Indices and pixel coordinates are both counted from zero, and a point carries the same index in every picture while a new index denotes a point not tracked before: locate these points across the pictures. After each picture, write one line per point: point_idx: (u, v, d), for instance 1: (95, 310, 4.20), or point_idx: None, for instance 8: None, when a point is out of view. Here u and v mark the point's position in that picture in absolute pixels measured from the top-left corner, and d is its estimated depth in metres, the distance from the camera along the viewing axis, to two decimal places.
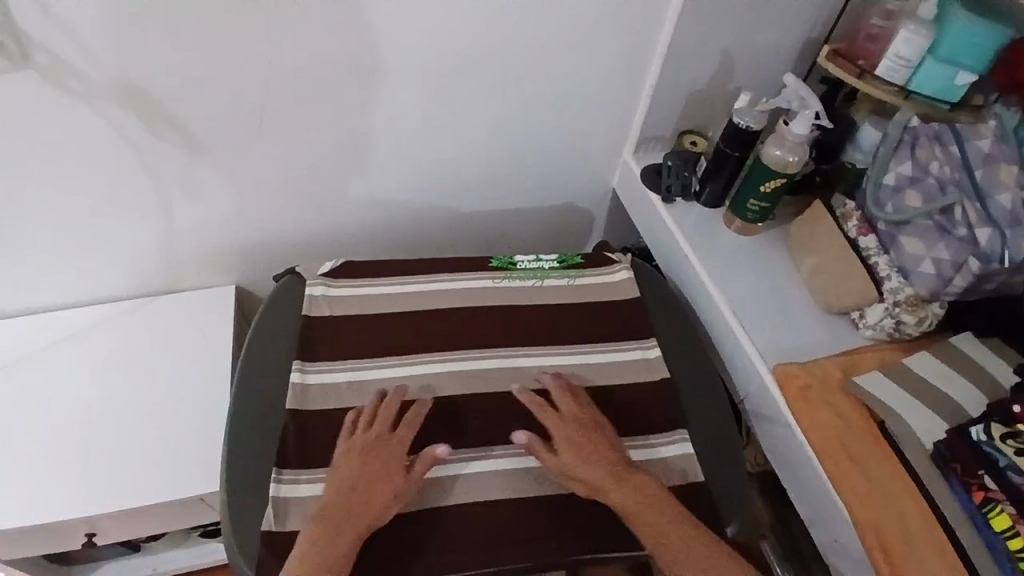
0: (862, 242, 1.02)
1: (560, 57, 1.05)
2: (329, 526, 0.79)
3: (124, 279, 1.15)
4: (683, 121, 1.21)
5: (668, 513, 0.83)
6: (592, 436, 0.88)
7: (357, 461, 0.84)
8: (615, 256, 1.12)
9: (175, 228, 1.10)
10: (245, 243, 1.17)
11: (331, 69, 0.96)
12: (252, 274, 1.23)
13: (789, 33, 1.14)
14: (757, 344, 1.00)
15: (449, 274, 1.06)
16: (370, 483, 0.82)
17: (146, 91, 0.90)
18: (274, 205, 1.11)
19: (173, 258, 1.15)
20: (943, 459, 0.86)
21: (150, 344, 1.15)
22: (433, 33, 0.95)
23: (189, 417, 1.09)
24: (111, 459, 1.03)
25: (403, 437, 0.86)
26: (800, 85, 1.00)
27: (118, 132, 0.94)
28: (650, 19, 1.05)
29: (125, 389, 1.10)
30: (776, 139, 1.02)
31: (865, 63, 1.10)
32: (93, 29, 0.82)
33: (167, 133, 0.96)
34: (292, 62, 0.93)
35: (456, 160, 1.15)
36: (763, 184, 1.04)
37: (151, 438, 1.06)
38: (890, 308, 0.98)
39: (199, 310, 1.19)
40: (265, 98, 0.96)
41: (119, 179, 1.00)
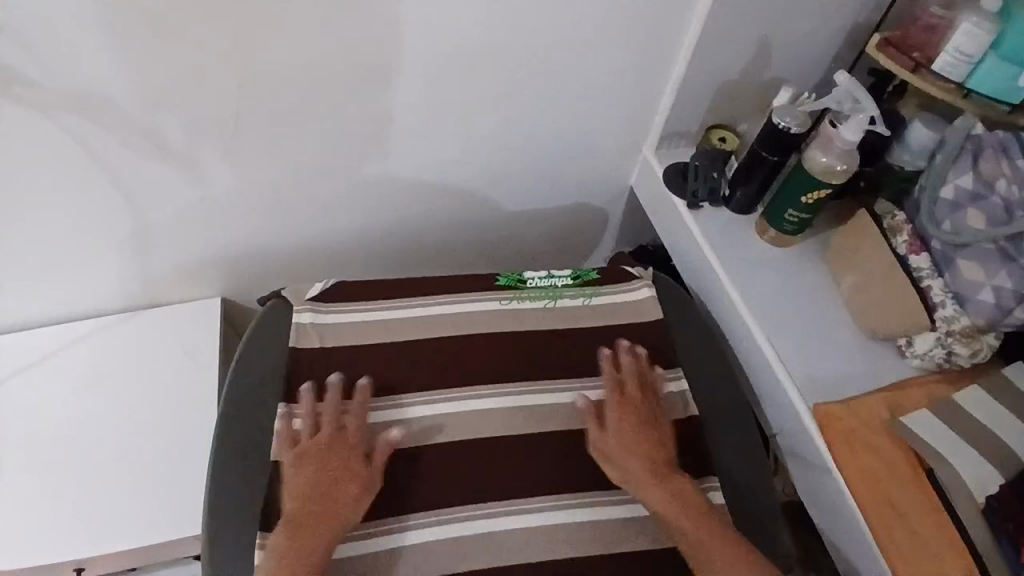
0: (913, 261, 0.91)
1: (578, 51, 0.93)
2: (292, 542, 0.74)
3: (95, 297, 1.04)
4: (711, 115, 1.09)
5: (706, 521, 0.79)
6: (646, 429, 0.86)
7: (314, 464, 0.79)
8: (636, 271, 1.02)
9: (150, 242, 0.99)
10: (230, 253, 1.05)
11: (316, 65, 0.83)
12: (238, 286, 1.11)
13: (834, 19, 1.01)
14: (792, 375, 0.91)
15: (450, 295, 0.95)
16: (333, 486, 0.77)
17: (106, 95, 0.78)
18: (258, 214, 1.00)
19: (149, 272, 1.03)
20: (995, 514, 0.77)
21: (130, 366, 1.05)
22: (432, 24, 0.83)
23: (176, 444, 1.01)
24: (97, 493, 0.97)
25: (353, 432, 0.82)
26: (853, 84, 0.87)
27: (81, 142, 0.82)
28: (680, 7, 0.93)
29: (101, 417, 1.01)
30: (821, 143, 0.91)
31: (920, 56, 0.98)
32: (35, 26, 0.70)
33: (136, 142, 0.84)
34: (270, 59, 0.80)
35: (463, 160, 1.03)
36: (803, 196, 0.93)
37: (134, 472, 0.98)
38: (942, 338, 0.88)
39: (183, 323, 1.08)
40: (241, 100, 0.84)
41: (81, 192, 0.88)
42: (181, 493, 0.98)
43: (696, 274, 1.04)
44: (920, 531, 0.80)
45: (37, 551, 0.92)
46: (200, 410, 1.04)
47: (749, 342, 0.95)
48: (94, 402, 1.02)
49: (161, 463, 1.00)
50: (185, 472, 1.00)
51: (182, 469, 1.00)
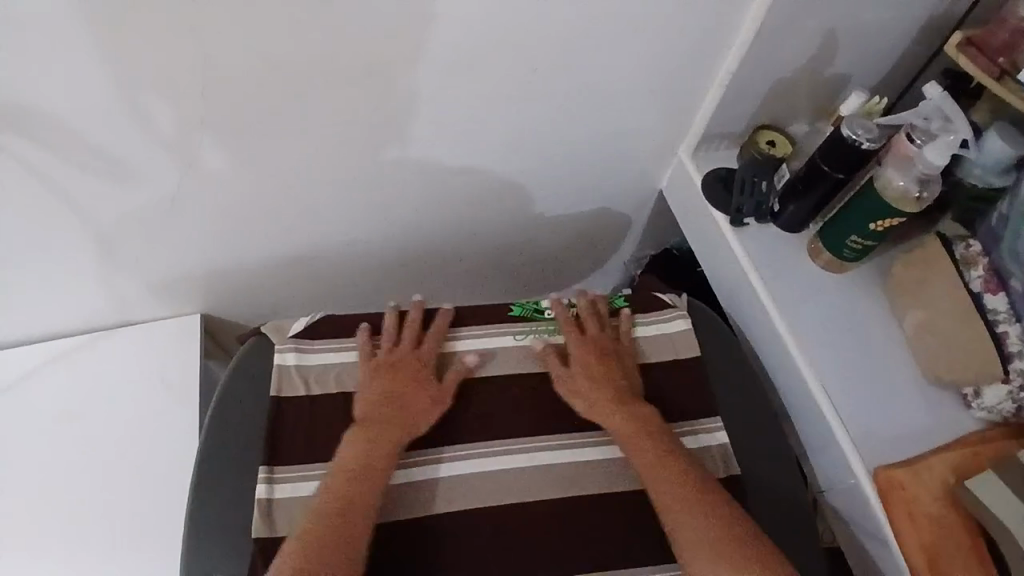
0: (988, 301, 0.81)
1: (609, 53, 0.80)
2: (367, 439, 0.77)
3: (59, 318, 0.94)
4: (758, 118, 0.96)
5: (662, 446, 0.79)
6: (605, 360, 0.86)
7: (389, 376, 0.83)
8: (670, 299, 0.96)
9: (117, 261, 0.87)
10: (216, 268, 0.94)
11: (302, 66, 0.69)
12: (223, 298, 1.00)
13: (910, 14, 0.88)
14: (847, 425, 0.81)
15: (464, 329, 0.90)
16: (408, 397, 0.81)
17: (44, 110, 0.65)
18: (244, 225, 0.87)
19: (115, 290, 0.92)
20: None
21: (98, 390, 0.96)
22: (440, 18, 0.69)
23: (157, 479, 0.92)
24: (68, 534, 0.88)
25: (431, 351, 0.86)
26: (947, 99, 0.75)
27: (31, 166, 0.70)
28: (730, 7, 0.79)
29: (70, 449, 0.93)
30: (897, 162, 0.78)
31: (1005, 63, 0.84)
32: None
33: (87, 160, 0.72)
34: (245, 59, 0.66)
35: (476, 166, 0.91)
36: (872, 222, 0.82)
37: (108, 510, 0.90)
38: (1014, 392, 0.78)
39: (159, 342, 0.99)
40: (214, 106, 0.70)
41: (34, 215, 0.77)
42: (162, 534, 0.90)
43: (737, 302, 0.94)
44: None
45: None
46: (182, 442, 0.95)
47: (797, 383, 0.86)
48: (60, 432, 0.94)
49: (137, 502, 0.91)
50: (168, 508, 0.91)
51: (161, 506, 0.90)
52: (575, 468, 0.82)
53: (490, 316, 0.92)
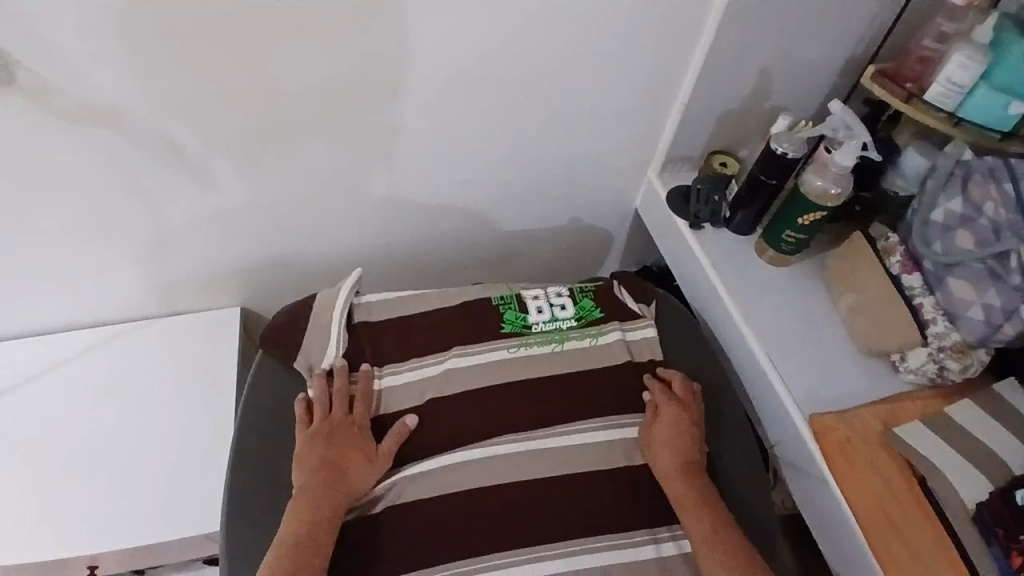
0: (906, 281, 0.95)
1: (584, 74, 1.00)
2: (315, 500, 0.88)
3: (123, 303, 1.12)
4: (713, 142, 1.15)
5: (717, 520, 0.91)
6: (685, 435, 0.99)
7: (325, 442, 0.93)
8: (639, 309, 1.12)
9: (178, 251, 1.06)
10: (258, 263, 1.13)
11: (348, 85, 0.91)
12: (258, 296, 1.19)
13: (834, 53, 1.07)
14: (789, 387, 0.95)
15: (462, 347, 1.04)
16: (345, 459, 0.92)
17: (141, 112, 0.85)
18: (285, 222, 1.07)
19: (169, 278, 1.10)
20: (985, 523, 0.80)
21: (148, 368, 1.12)
22: (451, 47, 0.90)
23: (189, 448, 1.06)
24: (114, 492, 1.02)
25: (362, 414, 0.97)
26: (847, 112, 0.93)
27: (120, 161, 0.90)
28: (681, 39, 0.99)
29: (122, 417, 1.07)
30: (817, 168, 0.96)
31: (914, 86, 1.03)
32: (82, 49, 0.77)
33: (164, 156, 0.92)
34: (303, 79, 0.88)
35: (479, 178, 1.11)
36: (800, 216, 0.98)
37: (151, 472, 1.04)
38: (934, 354, 0.92)
39: (200, 331, 1.16)
40: (274, 116, 0.91)
41: (115, 205, 0.96)
42: (196, 493, 1.03)
43: (697, 291, 1.11)
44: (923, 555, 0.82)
45: (48, 550, 0.96)
46: (217, 415, 1.09)
47: (745, 349, 1.01)
48: (115, 400, 1.09)
49: (173, 466, 1.05)
50: (203, 469, 1.05)
51: (199, 466, 1.05)
52: (563, 452, 0.97)
53: (480, 335, 1.05)
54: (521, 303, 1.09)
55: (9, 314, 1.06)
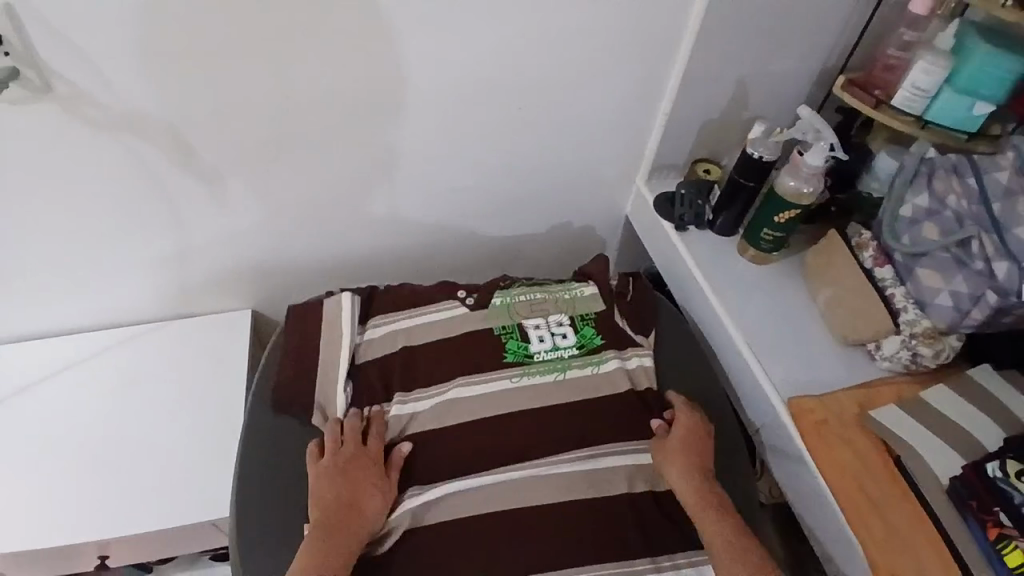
0: (878, 273, 1.01)
1: (571, 86, 1.07)
2: (328, 523, 0.88)
3: (142, 303, 1.19)
4: (696, 150, 1.21)
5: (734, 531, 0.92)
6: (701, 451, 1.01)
7: (341, 479, 0.93)
8: (639, 339, 1.13)
9: (194, 253, 1.14)
10: (268, 267, 1.20)
11: (352, 98, 0.99)
12: (268, 299, 1.26)
13: (807, 64, 1.13)
14: (770, 377, 1.00)
15: (463, 377, 1.05)
16: (359, 499, 0.92)
17: (165, 119, 0.94)
18: (294, 228, 1.15)
19: (187, 282, 1.18)
20: (960, 497, 0.84)
21: (164, 366, 1.18)
22: (445, 61, 0.98)
23: (201, 439, 1.12)
24: (128, 479, 1.07)
25: (377, 452, 0.97)
26: (814, 117, 0.99)
27: (143, 165, 0.98)
28: (660, 54, 1.07)
29: (139, 409, 1.14)
30: (790, 169, 1.02)
31: (881, 93, 1.08)
32: (111, 61, 0.85)
33: (184, 163, 1.00)
34: (311, 91, 0.96)
35: (476, 186, 1.18)
36: (776, 215, 1.04)
37: (165, 462, 1.09)
38: (907, 341, 0.96)
39: (214, 330, 1.23)
40: (284, 125, 0.99)
41: (137, 208, 1.04)
42: (206, 481, 1.09)
43: (685, 291, 1.16)
44: (912, 544, 0.85)
45: (66, 534, 1.02)
46: (227, 408, 1.15)
47: (728, 341, 1.07)
48: (133, 393, 1.15)
49: (186, 456, 1.10)
50: (214, 459, 1.11)
51: (210, 456, 1.11)
52: (566, 479, 0.98)
53: (482, 366, 1.06)
54: (522, 332, 1.10)
55: (39, 312, 1.14)
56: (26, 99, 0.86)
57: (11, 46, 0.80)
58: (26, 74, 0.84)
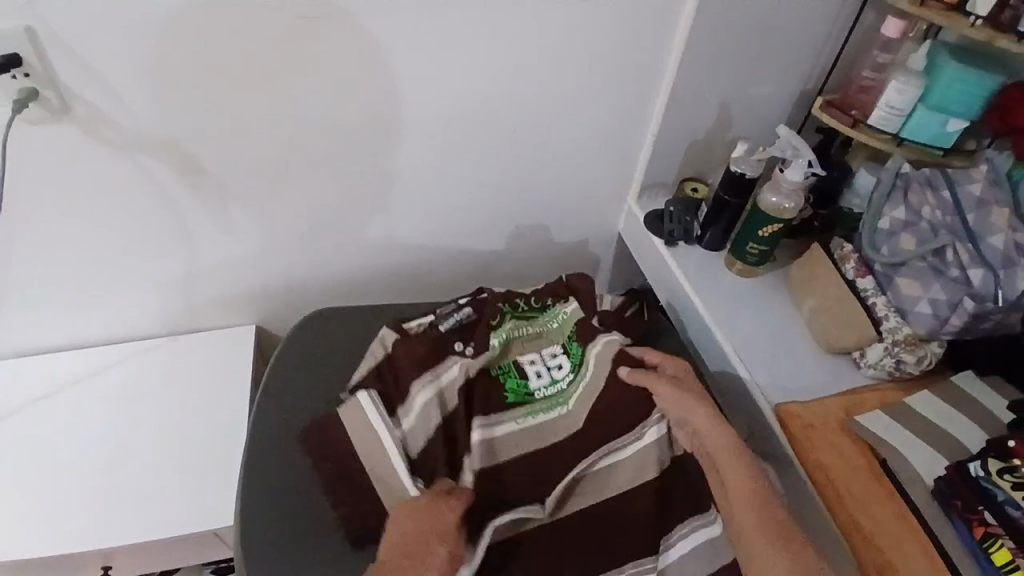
0: (860, 284, 1.04)
1: (563, 107, 1.12)
2: None
3: (150, 319, 1.23)
4: (684, 169, 1.26)
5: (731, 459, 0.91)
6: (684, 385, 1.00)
7: (411, 525, 0.86)
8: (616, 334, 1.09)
9: (200, 270, 1.18)
10: (271, 284, 1.24)
11: (355, 121, 1.04)
12: (271, 315, 1.30)
13: (787, 86, 1.19)
14: (759, 385, 1.04)
15: (482, 419, 0.99)
16: (423, 549, 0.83)
17: (177, 139, 0.98)
18: (297, 246, 1.19)
19: (193, 299, 1.22)
20: (944, 496, 0.87)
21: (169, 381, 1.21)
22: (443, 86, 1.03)
23: (204, 450, 1.15)
24: (132, 489, 1.10)
25: (455, 508, 0.88)
26: (792, 135, 1.04)
27: (154, 183, 1.03)
28: (646, 77, 1.12)
29: (145, 422, 1.16)
30: (771, 186, 1.07)
31: (858, 114, 1.12)
32: (126, 84, 0.90)
33: (193, 183, 1.04)
34: (316, 114, 1.02)
35: (472, 205, 1.22)
36: (760, 229, 1.08)
37: (168, 474, 1.12)
38: (889, 348, 1.00)
39: (217, 345, 1.26)
40: (289, 146, 1.04)
41: (146, 225, 1.08)
42: (208, 492, 1.11)
43: (676, 304, 1.19)
44: (900, 542, 0.86)
45: (71, 542, 1.04)
46: (230, 420, 1.18)
47: (718, 351, 1.10)
48: (140, 406, 1.18)
49: (189, 467, 1.13)
50: (216, 471, 1.13)
51: (212, 468, 1.13)
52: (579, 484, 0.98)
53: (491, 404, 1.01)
54: (519, 369, 1.06)
55: (51, 328, 1.18)
56: (45, 120, 0.91)
57: (32, 69, 0.85)
58: (46, 96, 0.89)
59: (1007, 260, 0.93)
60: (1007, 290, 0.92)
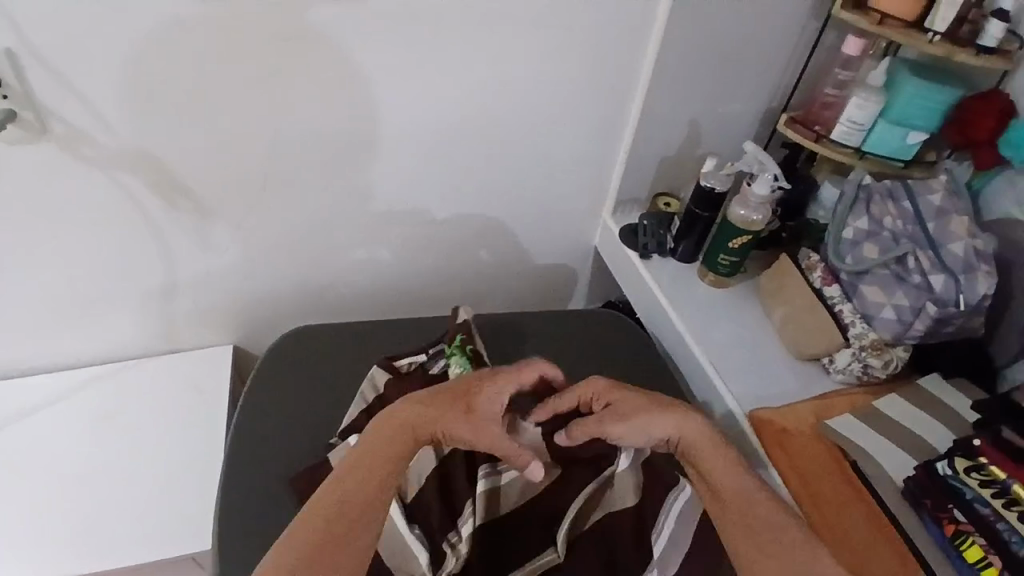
0: (827, 291, 1.08)
1: (536, 124, 1.15)
2: (406, 424, 0.85)
3: (130, 339, 1.24)
4: (656, 185, 1.30)
5: (727, 469, 0.88)
6: (640, 401, 0.92)
7: (473, 381, 0.90)
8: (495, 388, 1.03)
9: (178, 289, 1.19)
10: (252, 303, 1.25)
11: (333, 139, 1.07)
12: (251, 333, 1.31)
13: (753, 103, 1.23)
14: (733, 393, 1.06)
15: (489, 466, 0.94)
16: (463, 402, 0.87)
17: (155, 158, 1.00)
18: (277, 264, 1.20)
19: (173, 318, 1.23)
20: (915, 496, 0.90)
21: (148, 402, 1.22)
22: (421, 107, 1.06)
23: (183, 471, 1.15)
24: (111, 511, 1.10)
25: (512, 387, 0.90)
26: (758, 151, 1.09)
27: (132, 202, 1.04)
28: (615, 95, 1.15)
29: (124, 442, 1.17)
30: (740, 199, 1.10)
31: (821, 129, 1.16)
32: (105, 103, 0.93)
33: (171, 201, 1.06)
34: (295, 133, 1.04)
35: (450, 221, 1.25)
36: (731, 241, 1.12)
37: (147, 497, 1.12)
38: (857, 353, 1.03)
39: (196, 364, 1.27)
40: (267, 165, 1.07)
41: (124, 244, 1.09)
42: (189, 512, 1.11)
43: (652, 316, 1.22)
44: (874, 543, 0.89)
45: (54, 565, 1.04)
46: (211, 439, 1.19)
47: (692, 361, 1.13)
48: (119, 427, 1.18)
49: (169, 488, 1.13)
50: (196, 491, 1.13)
51: (193, 488, 1.13)
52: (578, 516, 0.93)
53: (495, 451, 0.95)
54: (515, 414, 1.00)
55: (29, 348, 1.18)
56: (24, 139, 0.93)
57: (11, 89, 0.88)
58: (24, 116, 0.90)
59: (966, 266, 0.97)
60: (968, 295, 0.96)
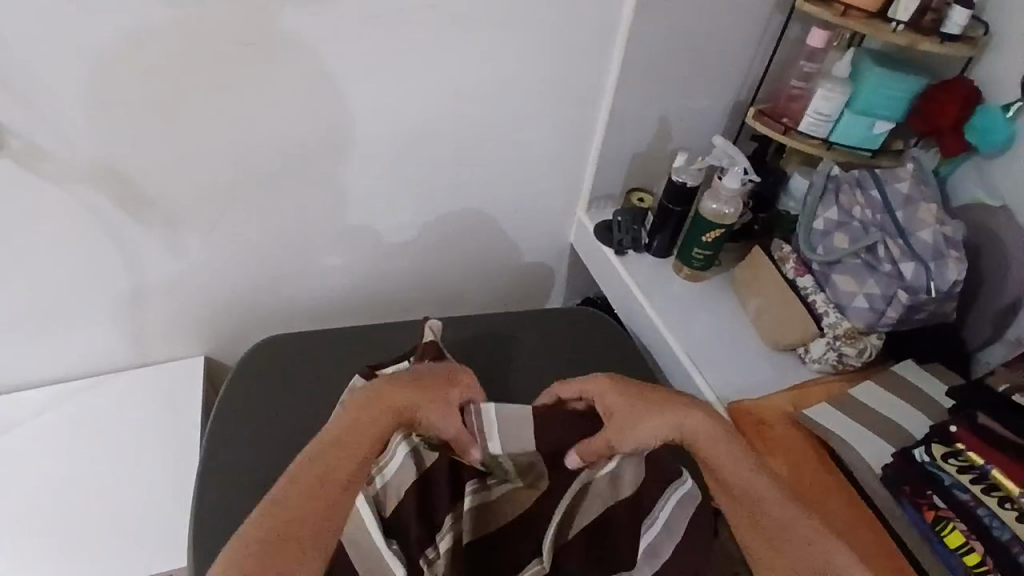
0: (800, 282, 1.08)
1: (506, 124, 1.15)
2: (376, 415, 0.83)
3: (98, 354, 1.21)
4: (629, 181, 1.30)
5: (734, 458, 0.85)
6: (640, 400, 0.90)
7: (443, 374, 0.91)
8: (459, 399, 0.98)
9: (147, 302, 1.17)
10: (224, 314, 1.24)
11: (301, 146, 1.05)
12: (225, 343, 1.29)
13: (722, 98, 1.23)
14: (712, 386, 1.07)
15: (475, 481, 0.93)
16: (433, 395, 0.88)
17: (117, 170, 0.98)
18: (249, 273, 1.19)
19: (142, 331, 1.21)
20: (893, 483, 0.90)
21: (119, 417, 1.19)
22: (389, 111, 1.05)
23: (158, 486, 1.13)
24: (85, 530, 1.08)
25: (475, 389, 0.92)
26: (728, 145, 1.10)
27: (95, 216, 1.02)
28: (584, 94, 1.15)
29: (96, 460, 1.14)
30: (711, 194, 1.11)
31: (789, 121, 1.17)
32: (62, 116, 0.91)
33: (135, 214, 1.04)
34: (261, 141, 1.03)
35: (423, 224, 1.24)
36: (704, 234, 1.13)
37: (120, 514, 1.10)
38: (831, 342, 1.04)
39: (168, 377, 1.25)
40: (234, 173, 1.05)
41: (89, 259, 1.07)
42: (165, 528, 1.09)
43: (629, 311, 1.22)
44: (854, 530, 0.90)
45: None
46: (185, 453, 1.17)
47: (670, 355, 1.13)
48: (90, 444, 1.16)
49: (144, 504, 1.11)
50: (172, 506, 1.12)
51: (168, 503, 1.11)
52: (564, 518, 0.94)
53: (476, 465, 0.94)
54: None
55: None
56: None
57: None
58: None
59: (935, 253, 0.99)
60: (939, 282, 0.97)
